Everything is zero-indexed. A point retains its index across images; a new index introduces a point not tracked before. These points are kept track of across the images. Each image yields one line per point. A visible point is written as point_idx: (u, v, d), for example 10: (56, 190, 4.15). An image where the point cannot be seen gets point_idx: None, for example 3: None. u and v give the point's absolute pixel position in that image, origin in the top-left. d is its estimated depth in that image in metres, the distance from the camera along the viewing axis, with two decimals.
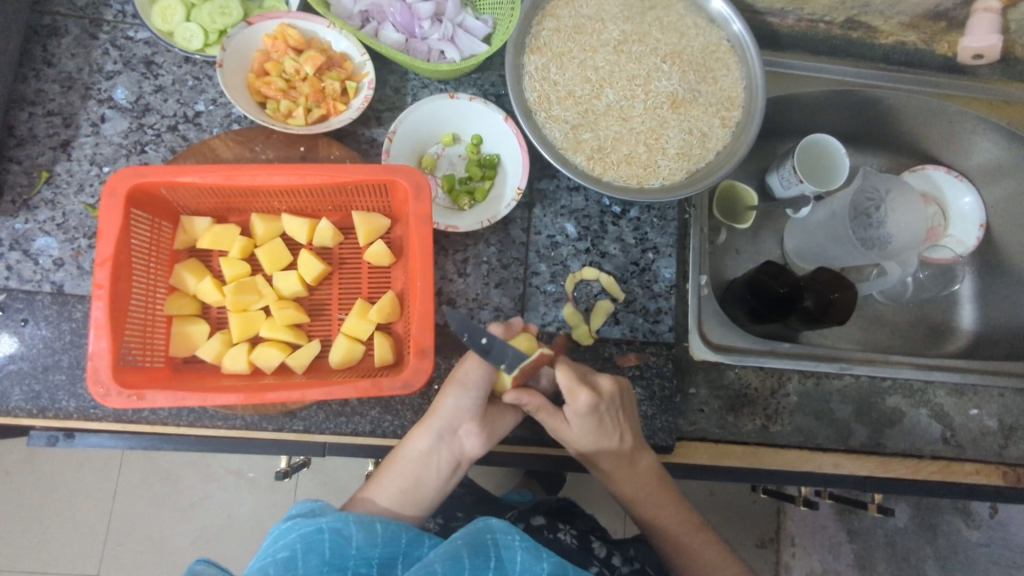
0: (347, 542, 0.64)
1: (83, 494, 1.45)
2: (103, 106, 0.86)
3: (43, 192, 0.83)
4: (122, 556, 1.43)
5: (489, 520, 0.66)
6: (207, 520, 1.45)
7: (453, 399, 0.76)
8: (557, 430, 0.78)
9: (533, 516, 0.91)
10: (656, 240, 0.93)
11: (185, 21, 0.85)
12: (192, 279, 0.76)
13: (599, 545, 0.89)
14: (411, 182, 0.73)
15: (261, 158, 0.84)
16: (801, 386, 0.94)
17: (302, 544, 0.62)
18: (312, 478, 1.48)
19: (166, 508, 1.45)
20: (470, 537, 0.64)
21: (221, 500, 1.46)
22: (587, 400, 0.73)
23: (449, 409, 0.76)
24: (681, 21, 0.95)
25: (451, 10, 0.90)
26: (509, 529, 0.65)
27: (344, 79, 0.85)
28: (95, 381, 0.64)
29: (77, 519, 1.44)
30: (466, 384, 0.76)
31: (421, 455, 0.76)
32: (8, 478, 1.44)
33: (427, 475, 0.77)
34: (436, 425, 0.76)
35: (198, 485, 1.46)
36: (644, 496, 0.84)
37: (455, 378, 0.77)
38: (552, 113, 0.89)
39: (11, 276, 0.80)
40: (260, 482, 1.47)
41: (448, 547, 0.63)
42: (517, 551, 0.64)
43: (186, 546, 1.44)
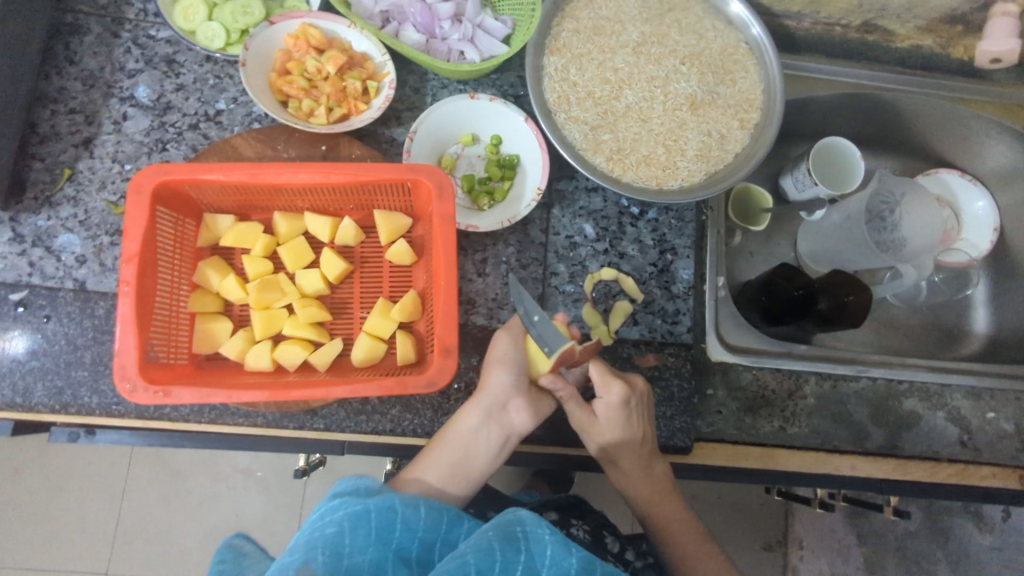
0: (395, 521, 0.64)
1: (91, 490, 1.45)
2: (125, 104, 0.86)
3: (65, 189, 0.83)
4: (130, 554, 1.43)
5: (519, 512, 0.66)
6: (215, 519, 1.45)
7: (501, 375, 0.77)
8: (580, 424, 0.80)
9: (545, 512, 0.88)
10: (674, 242, 0.93)
11: (207, 20, 0.86)
12: (215, 277, 0.76)
13: (612, 540, 0.88)
14: (434, 182, 0.73)
15: (283, 157, 0.84)
16: (818, 388, 0.94)
17: (349, 522, 0.62)
18: (321, 478, 1.49)
19: (174, 507, 1.45)
20: (500, 529, 0.64)
21: (231, 499, 1.46)
22: (619, 391, 0.77)
23: (497, 385, 0.76)
24: (700, 23, 0.95)
25: (471, 10, 0.91)
26: (538, 521, 0.65)
27: (365, 79, 0.86)
28: (122, 376, 0.65)
29: (85, 517, 1.44)
30: (506, 361, 0.77)
31: (471, 432, 0.76)
32: (18, 475, 1.44)
33: (476, 455, 0.77)
34: (484, 402, 0.76)
35: (206, 484, 1.46)
36: (658, 501, 0.85)
37: (493, 359, 0.78)
38: (571, 113, 0.89)
39: (35, 272, 0.80)
40: (270, 481, 1.48)
41: (479, 538, 0.63)
42: (548, 546, 0.64)
43: (195, 545, 1.44)
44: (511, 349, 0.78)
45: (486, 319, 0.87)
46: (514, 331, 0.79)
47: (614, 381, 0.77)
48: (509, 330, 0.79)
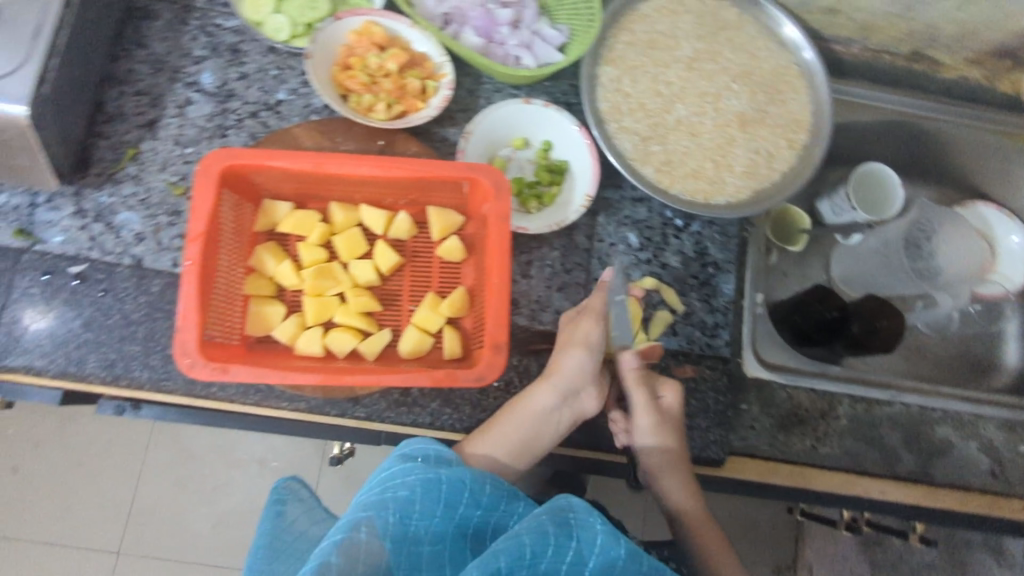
0: (462, 492, 0.63)
1: (108, 469, 1.47)
2: (189, 89, 0.88)
3: (128, 168, 0.85)
4: (144, 534, 1.45)
5: (570, 499, 0.64)
6: (229, 505, 1.47)
7: (579, 360, 0.79)
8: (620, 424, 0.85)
9: None
10: (717, 255, 0.94)
11: (274, 12, 0.88)
12: (271, 262, 0.77)
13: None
14: (493, 182, 0.74)
15: (341, 150, 0.85)
16: (852, 410, 0.96)
17: (417, 487, 0.62)
18: (335, 470, 1.50)
19: (189, 490, 1.47)
20: (553, 514, 0.62)
21: (245, 486, 1.48)
22: (647, 406, 0.80)
23: (574, 369, 0.79)
24: (752, 42, 0.96)
25: (530, 17, 0.92)
26: (589, 510, 0.63)
27: (424, 78, 0.87)
28: (182, 352, 0.66)
29: (102, 495, 1.46)
30: (589, 344, 0.79)
31: (546, 409, 0.79)
32: (38, 450, 1.46)
33: (544, 431, 0.80)
34: (564, 381, 0.78)
35: (221, 470, 1.48)
36: (691, 518, 0.85)
37: (575, 340, 0.80)
38: (622, 123, 0.91)
39: (94, 247, 0.82)
40: (278, 473, 1.50)
41: (531, 520, 0.61)
42: (598, 535, 0.61)
43: (207, 530, 1.46)
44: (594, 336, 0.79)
45: (528, 320, 0.88)
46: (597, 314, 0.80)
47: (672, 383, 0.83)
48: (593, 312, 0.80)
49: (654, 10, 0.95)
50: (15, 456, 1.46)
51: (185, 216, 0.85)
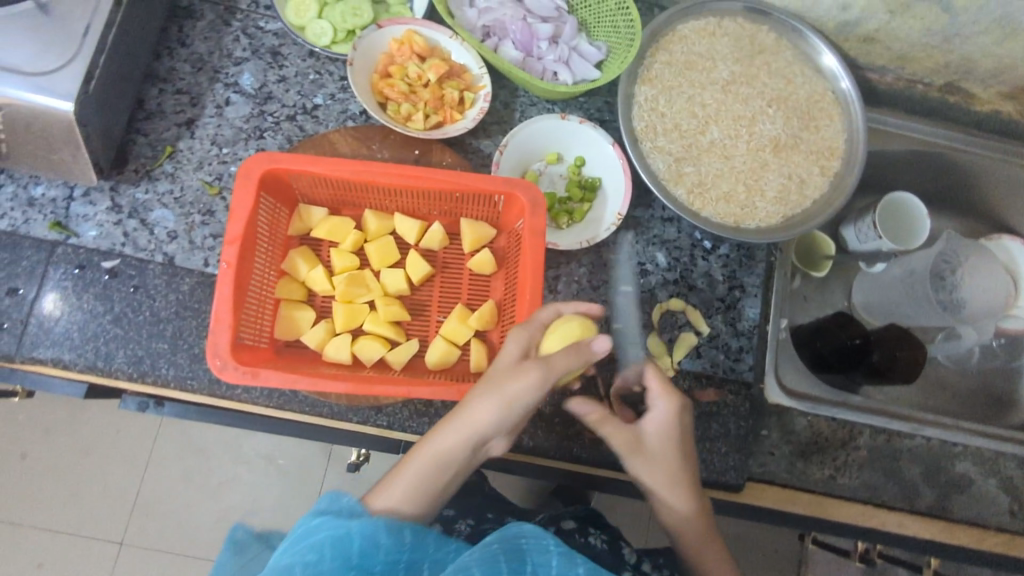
0: (376, 547, 0.60)
1: (116, 460, 1.47)
2: (229, 90, 0.89)
3: (165, 165, 0.85)
4: (148, 526, 1.45)
5: (521, 525, 0.65)
6: (233, 501, 1.47)
7: (495, 410, 0.65)
8: (625, 445, 0.75)
9: (564, 520, 0.92)
10: (744, 279, 0.94)
11: (317, 17, 0.89)
12: (304, 267, 0.78)
13: (630, 551, 0.89)
14: (529, 198, 0.75)
15: (376, 157, 0.86)
16: (871, 441, 0.95)
17: (331, 547, 0.59)
18: (339, 472, 1.50)
19: (194, 484, 1.47)
20: (503, 542, 0.63)
21: (250, 483, 1.48)
22: (673, 402, 0.74)
23: (486, 418, 0.65)
24: (789, 67, 0.96)
25: (568, 33, 0.93)
26: (541, 534, 0.64)
27: (462, 89, 0.88)
28: (214, 353, 0.66)
29: (109, 484, 1.46)
30: (517, 404, 0.65)
31: (450, 458, 0.67)
32: (48, 436, 1.47)
33: (448, 480, 0.68)
34: (472, 434, 0.66)
35: (226, 466, 1.48)
36: (701, 535, 0.78)
37: (498, 388, 0.65)
38: (656, 143, 0.91)
39: (127, 243, 0.83)
40: (290, 470, 1.50)
41: (480, 551, 0.61)
42: (553, 556, 0.63)
43: (209, 526, 1.46)
44: (570, 371, 0.65)
45: None
46: (546, 374, 0.65)
47: (671, 391, 0.74)
48: (542, 368, 0.65)
49: (693, 31, 0.95)
50: (25, 442, 1.46)
51: (218, 216, 0.85)
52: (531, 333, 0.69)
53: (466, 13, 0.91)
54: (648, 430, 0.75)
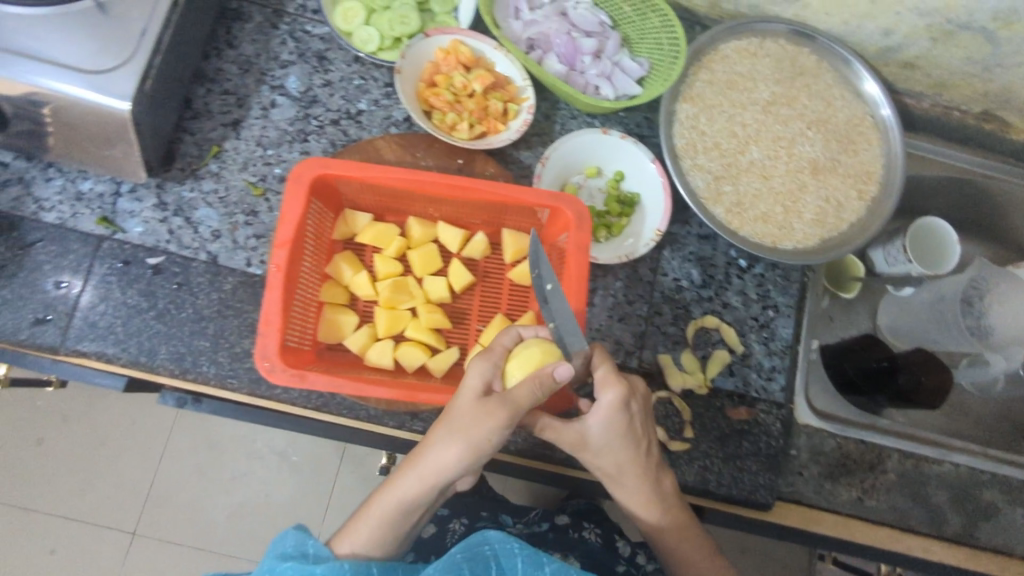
0: None
1: (131, 451, 1.48)
2: (275, 92, 0.90)
3: (210, 165, 0.86)
4: (160, 518, 1.45)
5: (486, 533, 0.70)
6: (246, 496, 1.47)
7: (455, 455, 0.67)
8: (571, 440, 0.74)
9: (558, 516, 0.98)
10: (777, 299, 0.95)
11: (365, 24, 0.89)
12: (349, 272, 0.79)
13: (624, 544, 0.96)
14: (574, 213, 0.75)
15: (420, 164, 0.86)
16: (900, 465, 0.95)
17: None
18: (352, 470, 1.50)
19: (207, 478, 1.47)
20: (468, 553, 0.70)
21: (262, 479, 1.48)
22: (621, 394, 0.71)
23: (447, 462, 0.68)
24: (829, 90, 0.97)
25: (611, 49, 0.93)
26: (506, 539, 0.70)
27: (506, 101, 0.88)
28: (263, 355, 0.68)
29: (123, 474, 1.47)
30: (483, 449, 0.66)
31: (414, 499, 0.72)
32: (66, 424, 1.48)
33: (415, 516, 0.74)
34: (434, 475, 0.70)
35: (241, 461, 1.49)
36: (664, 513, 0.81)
37: (459, 432, 0.67)
38: (696, 161, 0.91)
39: (172, 241, 0.84)
40: (303, 467, 1.50)
41: (448, 562, 0.68)
42: (517, 558, 0.70)
43: (222, 520, 1.46)
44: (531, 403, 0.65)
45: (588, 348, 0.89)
46: (512, 416, 0.65)
47: (615, 380, 0.71)
48: (506, 411, 0.65)
49: (734, 51, 0.96)
50: (43, 429, 1.47)
51: (261, 217, 0.86)
52: (494, 362, 0.69)
53: (511, 25, 0.92)
54: (592, 424, 0.73)
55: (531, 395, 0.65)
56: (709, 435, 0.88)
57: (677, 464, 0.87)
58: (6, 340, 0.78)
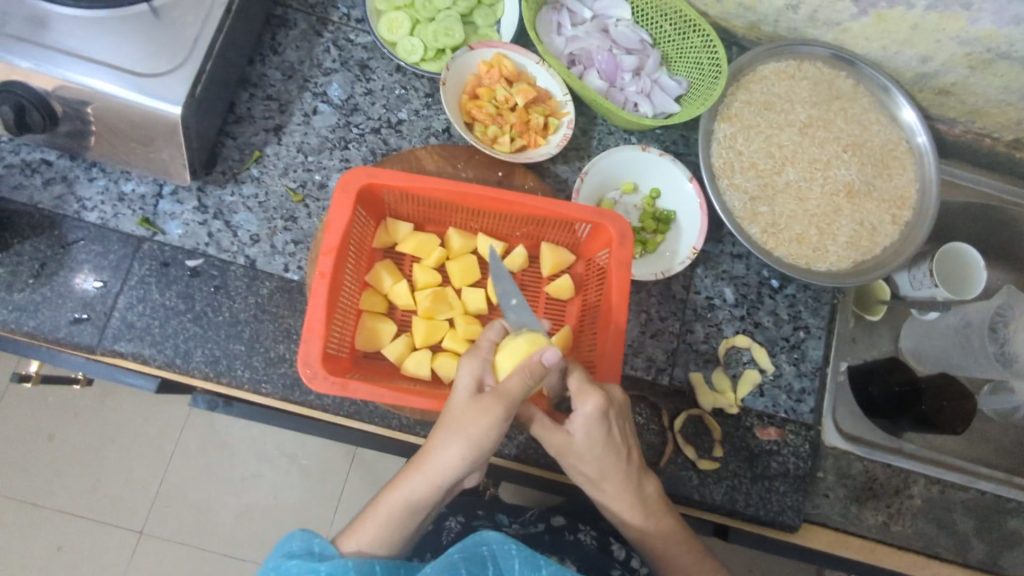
0: None
1: (142, 448, 1.46)
2: (317, 99, 0.90)
3: (251, 169, 0.87)
4: (167, 517, 1.43)
5: (485, 532, 0.67)
6: (255, 497, 1.46)
7: (458, 454, 0.64)
8: (555, 444, 0.71)
9: (554, 515, 0.92)
10: (809, 320, 0.95)
11: (409, 35, 0.90)
12: (389, 280, 0.79)
13: (619, 547, 0.90)
14: (618, 230, 0.76)
15: (460, 176, 0.87)
16: (926, 490, 0.95)
17: None
18: (362, 475, 1.50)
19: (217, 478, 1.46)
20: (466, 552, 0.66)
21: (272, 481, 1.47)
22: (600, 404, 0.67)
23: (451, 461, 0.64)
24: (865, 114, 0.97)
25: (651, 66, 0.94)
26: (503, 540, 0.67)
27: (547, 115, 0.88)
28: (306, 362, 0.67)
29: (132, 471, 1.44)
30: (484, 445, 0.64)
31: (421, 501, 0.68)
32: (76, 419, 1.45)
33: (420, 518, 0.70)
34: (439, 475, 0.66)
35: (252, 462, 1.48)
36: (651, 523, 0.77)
37: (458, 429, 0.64)
38: (733, 180, 0.92)
39: (211, 244, 0.84)
40: (312, 471, 1.49)
41: (444, 562, 0.65)
42: (515, 559, 0.66)
43: (229, 521, 1.44)
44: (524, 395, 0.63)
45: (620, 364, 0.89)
46: (508, 408, 0.63)
47: (591, 392, 0.67)
48: (502, 406, 0.62)
49: (772, 73, 0.96)
50: (53, 423, 1.45)
51: (300, 223, 0.86)
52: (483, 358, 0.67)
53: (554, 40, 0.93)
54: (574, 431, 0.69)
55: (522, 383, 0.63)
56: (738, 454, 0.88)
57: (706, 482, 0.86)
58: (42, 337, 0.78)
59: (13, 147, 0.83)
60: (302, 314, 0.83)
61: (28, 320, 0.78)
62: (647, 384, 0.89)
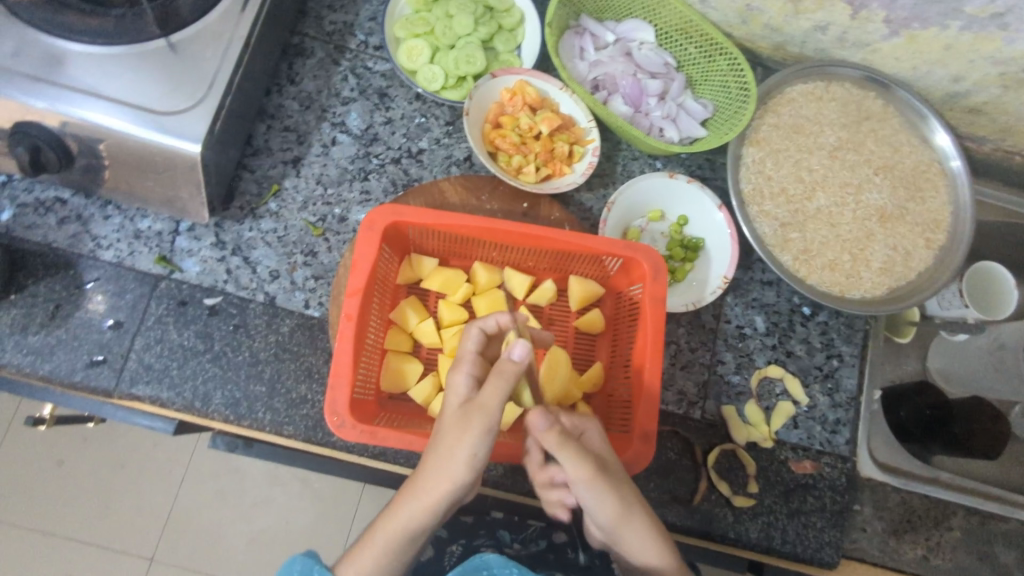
0: None
1: (152, 476, 1.42)
2: (336, 129, 0.88)
3: (270, 204, 0.84)
4: (178, 544, 1.40)
5: (486, 557, 0.73)
6: (268, 523, 1.43)
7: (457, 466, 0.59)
8: (591, 468, 0.61)
9: (555, 532, 0.86)
10: (842, 348, 0.93)
11: (429, 62, 0.88)
12: (414, 318, 0.77)
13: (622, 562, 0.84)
14: (651, 264, 0.73)
15: (485, 208, 0.85)
16: (966, 522, 0.92)
17: None
18: (374, 499, 1.46)
19: (229, 504, 1.42)
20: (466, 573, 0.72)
21: (283, 506, 1.44)
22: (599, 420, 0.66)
23: (449, 474, 0.59)
24: (896, 135, 0.95)
25: (676, 90, 0.92)
26: (503, 564, 0.72)
27: (572, 142, 0.86)
28: (333, 410, 0.65)
29: (142, 498, 1.41)
30: (474, 463, 0.58)
31: (419, 527, 0.62)
32: (85, 445, 1.42)
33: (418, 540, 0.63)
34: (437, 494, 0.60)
35: (263, 487, 1.45)
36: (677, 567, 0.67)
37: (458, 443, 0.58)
38: (763, 208, 0.90)
39: (230, 281, 0.82)
40: (324, 495, 1.45)
41: None
42: None
43: (241, 547, 1.41)
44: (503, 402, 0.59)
45: None
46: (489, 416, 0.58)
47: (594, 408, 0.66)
48: (483, 418, 0.58)
49: (799, 95, 0.94)
50: (61, 450, 1.41)
51: (320, 257, 0.84)
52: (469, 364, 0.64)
53: (577, 65, 0.91)
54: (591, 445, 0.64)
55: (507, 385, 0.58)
56: (773, 489, 0.85)
57: (741, 519, 0.83)
58: (58, 381, 0.76)
59: (26, 185, 0.81)
60: (323, 352, 0.81)
61: (43, 364, 0.76)
62: (679, 418, 0.87)
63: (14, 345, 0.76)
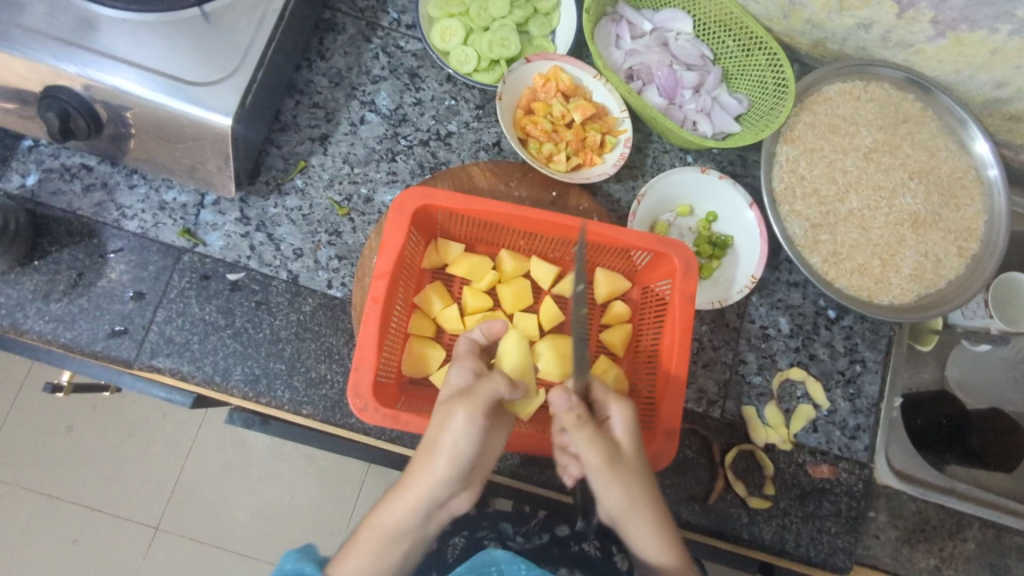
0: None
1: (161, 446, 1.42)
2: (364, 108, 0.87)
3: (296, 180, 0.84)
4: (183, 515, 1.40)
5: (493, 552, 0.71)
6: (272, 498, 1.43)
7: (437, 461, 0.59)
8: (603, 456, 0.61)
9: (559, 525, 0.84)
10: (865, 353, 0.91)
11: (462, 44, 0.86)
12: (438, 304, 0.76)
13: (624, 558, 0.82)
14: (681, 261, 0.72)
15: (513, 194, 0.84)
16: (981, 534, 0.91)
17: None
18: (378, 480, 1.46)
19: (236, 476, 1.43)
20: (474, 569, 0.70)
21: (289, 482, 1.44)
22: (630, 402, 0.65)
23: (427, 471, 0.60)
24: (933, 140, 0.93)
25: (711, 83, 0.90)
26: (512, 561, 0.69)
27: (604, 132, 0.84)
28: (356, 393, 0.65)
29: (151, 467, 1.42)
30: (457, 456, 0.59)
31: (404, 529, 0.61)
32: (96, 412, 1.42)
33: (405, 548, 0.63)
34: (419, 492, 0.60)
35: (269, 461, 1.45)
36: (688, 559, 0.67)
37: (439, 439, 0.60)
38: (794, 207, 0.88)
39: (252, 257, 0.81)
40: (329, 473, 1.45)
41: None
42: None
43: (246, 519, 1.42)
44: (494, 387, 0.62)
45: None
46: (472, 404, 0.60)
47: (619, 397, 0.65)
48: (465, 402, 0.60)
49: (837, 93, 0.92)
50: (71, 415, 1.42)
51: (344, 237, 0.83)
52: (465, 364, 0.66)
53: (613, 54, 0.89)
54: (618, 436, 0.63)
55: None
56: (790, 492, 0.85)
57: (756, 521, 0.83)
58: (79, 350, 0.76)
59: (52, 150, 0.81)
60: (345, 333, 0.80)
61: (65, 332, 0.75)
62: (698, 416, 0.86)
63: (36, 311, 0.76)
